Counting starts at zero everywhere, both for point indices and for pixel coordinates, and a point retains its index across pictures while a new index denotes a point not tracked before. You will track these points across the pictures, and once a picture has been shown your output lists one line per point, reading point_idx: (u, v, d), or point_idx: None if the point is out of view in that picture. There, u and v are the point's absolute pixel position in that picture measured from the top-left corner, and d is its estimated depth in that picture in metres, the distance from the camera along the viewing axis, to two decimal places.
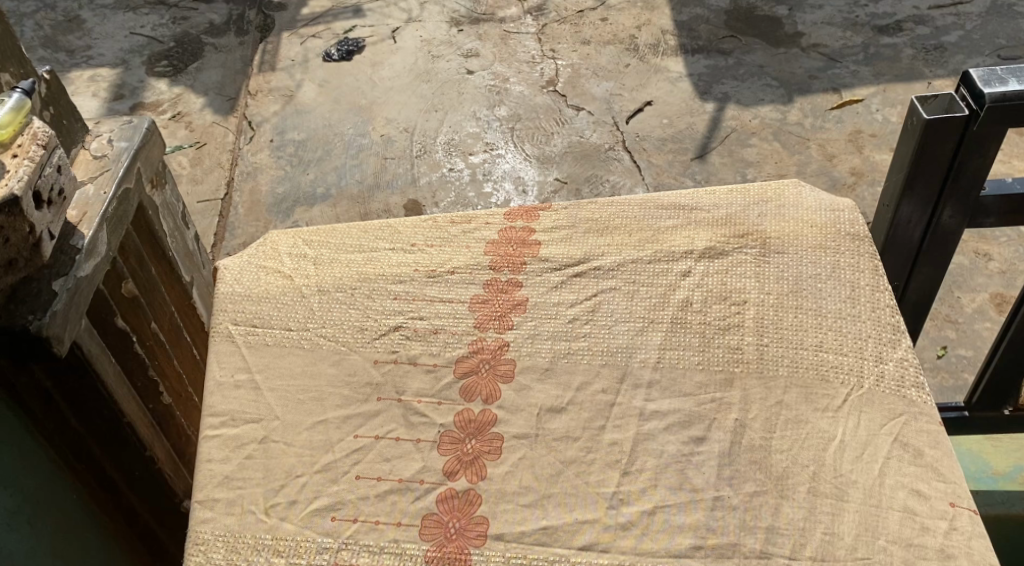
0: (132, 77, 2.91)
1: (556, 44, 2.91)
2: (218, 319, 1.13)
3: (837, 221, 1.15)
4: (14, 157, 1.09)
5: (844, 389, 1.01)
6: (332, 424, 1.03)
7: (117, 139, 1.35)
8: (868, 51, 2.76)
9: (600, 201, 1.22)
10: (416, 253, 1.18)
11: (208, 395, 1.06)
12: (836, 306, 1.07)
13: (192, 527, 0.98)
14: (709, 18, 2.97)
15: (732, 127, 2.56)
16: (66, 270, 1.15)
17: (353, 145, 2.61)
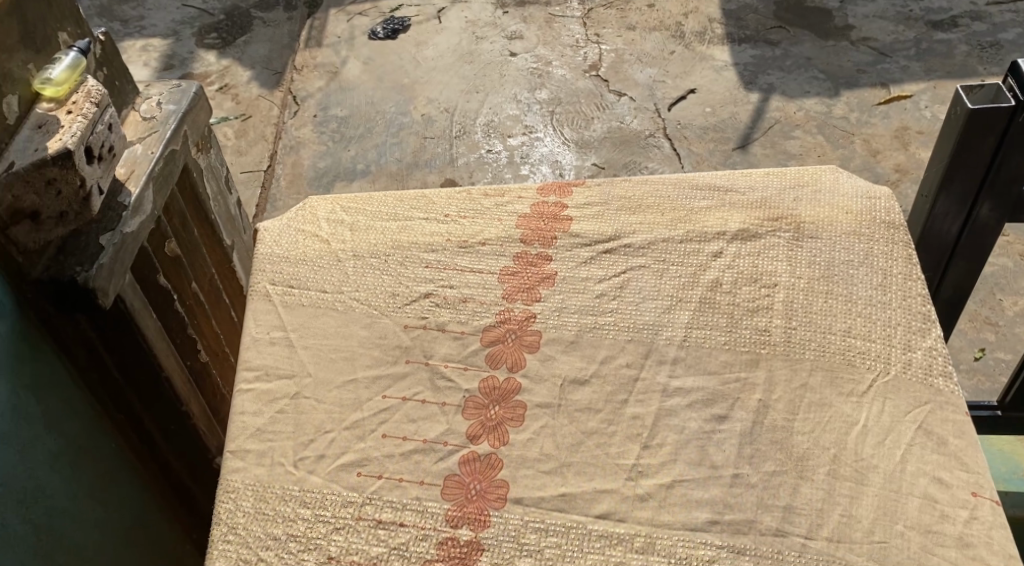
0: (182, 48, 2.96)
1: (601, 29, 2.91)
2: (256, 279, 1.15)
3: (872, 209, 1.15)
4: (68, 113, 1.14)
5: (870, 375, 1.01)
6: (360, 383, 1.05)
7: (166, 102, 1.38)
8: (920, 47, 2.72)
9: (634, 181, 1.23)
10: (449, 224, 1.20)
11: (243, 350, 1.09)
12: (867, 293, 1.07)
13: (224, 475, 1.01)
14: (758, 8, 2.94)
15: (776, 119, 2.54)
16: (113, 226, 1.18)
17: (394, 123, 2.63)
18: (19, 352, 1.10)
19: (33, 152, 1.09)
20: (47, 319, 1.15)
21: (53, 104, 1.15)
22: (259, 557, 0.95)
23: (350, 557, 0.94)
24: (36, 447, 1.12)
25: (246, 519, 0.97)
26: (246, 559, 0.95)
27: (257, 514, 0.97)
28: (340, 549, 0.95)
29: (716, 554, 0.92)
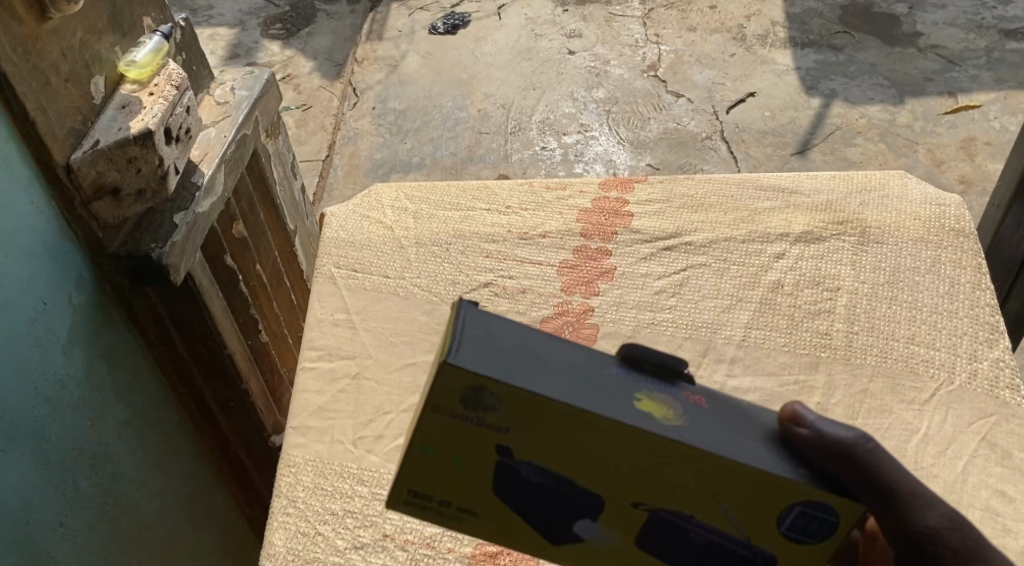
0: (248, 38, 3.01)
1: (661, 29, 2.89)
2: (322, 262, 1.18)
3: (941, 215, 1.13)
4: (150, 95, 1.17)
5: (933, 384, 1.00)
6: (420, 366, 1.07)
7: (240, 88, 1.41)
8: (992, 56, 2.67)
9: (696, 179, 1.23)
10: (510, 215, 1.21)
11: (307, 330, 1.12)
12: (933, 300, 1.06)
13: (286, 450, 1.03)
14: (823, 12, 2.89)
15: (836, 125, 2.51)
16: (186, 206, 1.21)
17: (450, 118, 2.65)
18: (93, 322, 1.15)
19: (117, 131, 1.12)
20: (121, 292, 1.20)
21: (136, 86, 1.19)
22: (316, 530, 0.97)
23: (404, 536, 0.96)
24: (106, 414, 1.16)
25: (305, 493, 0.99)
26: (304, 532, 0.97)
27: (317, 489, 0.99)
28: (395, 527, 0.96)
29: None
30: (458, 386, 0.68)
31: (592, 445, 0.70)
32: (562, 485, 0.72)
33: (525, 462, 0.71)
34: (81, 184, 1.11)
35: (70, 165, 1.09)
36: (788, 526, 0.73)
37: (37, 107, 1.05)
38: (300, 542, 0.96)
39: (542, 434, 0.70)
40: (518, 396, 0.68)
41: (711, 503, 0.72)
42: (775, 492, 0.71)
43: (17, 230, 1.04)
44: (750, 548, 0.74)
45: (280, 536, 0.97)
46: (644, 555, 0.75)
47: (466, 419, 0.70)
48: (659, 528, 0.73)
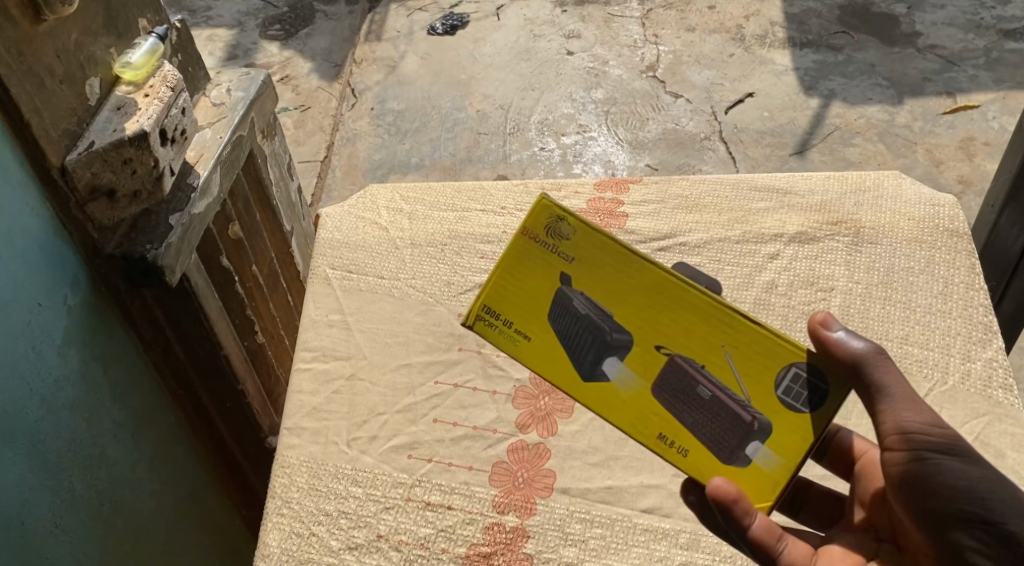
0: (246, 39, 3.01)
1: (660, 30, 2.89)
2: (318, 263, 1.19)
3: (936, 216, 1.13)
4: (145, 97, 1.17)
5: (927, 384, 1.00)
6: (414, 367, 1.07)
7: (235, 89, 1.41)
8: (991, 56, 2.67)
9: (691, 179, 1.23)
10: (505, 216, 1.21)
11: (302, 331, 1.12)
12: (927, 301, 1.06)
13: (280, 451, 1.03)
14: (822, 12, 2.89)
15: (835, 125, 2.51)
16: (181, 206, 1.21)
17: (449, 118, 2.65)
18: (89, 323, 1.15)
19: (112, 132, 1.13)
20: (117, 294, 1.20)
21: (131, 87, 1.19)
22: (310, 531, 0.97)
23: (398, 537, 0.96)
24: (102, 416, 1.16)
25: (299, 494, 0.99)
26: (298, 532, 0.97)
27: (311, 489, 1.00)
28: (389, 528, 0.96)
29: None
30: (547, 219, 0.96)
31: (628, 289, 0.92)
32: (600, 319, 0.93)
33: (578, 293, 0.94)
34: (76, 186, 1.11)
35: (65, 166, 1.10)
36: (785, 388, 0.89)
37: (32, 110, 1.05)
38: (295, 543, 0.96)
39: (595, 275, 0.93)
40: (589, 232, 0.94)
41: (719, 354, 0.91)
42: (772, 358, 0.89)
43: (12, 232, 1.04)
44: (748, 409, 0.90)
45: (274, 536, 0.97)
46: (658, 401, 0.92)
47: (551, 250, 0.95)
48: (675, 371, 0.91)
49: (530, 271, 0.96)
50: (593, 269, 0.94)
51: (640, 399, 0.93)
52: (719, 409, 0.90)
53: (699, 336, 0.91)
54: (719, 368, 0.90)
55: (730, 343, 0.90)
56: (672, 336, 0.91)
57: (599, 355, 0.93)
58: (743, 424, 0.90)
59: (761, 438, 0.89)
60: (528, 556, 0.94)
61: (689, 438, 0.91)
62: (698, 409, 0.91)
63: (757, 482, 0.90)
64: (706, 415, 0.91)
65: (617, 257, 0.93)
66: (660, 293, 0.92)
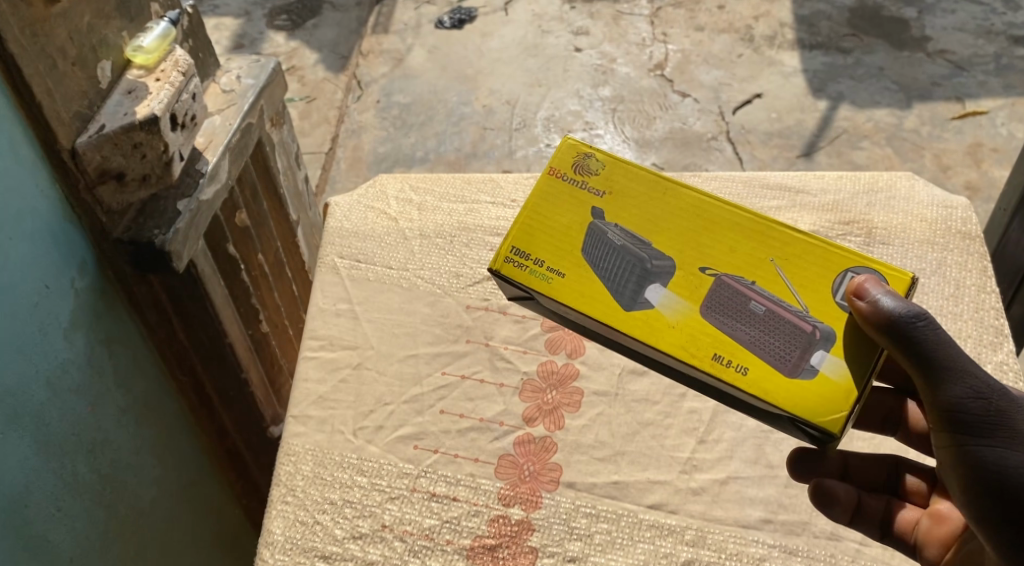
0: (253, 28, 3.00)
1: (668, 28, 2.88)
2: (326, 251, 1.19)
3: (948, 218, 1.13)
4: (156, 81, 1.17)
5: None
6: (422, 358, 1.08)
7: (245, 76, 1.41)
8: (1000, 62, 2.66)
9: (703, 176, 1.23)
10: (514, 209, 1.22)
11: (310, 320, 1.12)
12: (938, 303, 1.07)
13: (285, 438, 1.04)
14: (832, 14, 2.88)
15: (843, 128, 2.50)
16: (190, 192, 1.21)
17: (455, 113, 2.65)
18: (93, 307, 1.15)
19: (123, 116, 1.12)
20: (123, 278, 1.20)
21: (143, 71, 1.18)
22: (315, 519, 0.97)
23: (403, 527, 0.96)
24: (107, 401, 1.16)
25: (304, 482, 1.00)
26: (302, 521, 0.97)
27: (317, 478, 1.00)
28: (394, 518, 0.97)
29: (767, 552, 0.93)
30: (575, 155, 0.96)
31: (671, 218, 0.93)
32: (637, 246, 0.92)
33: (612, 224, 0.93)
34: (86, 169, 1.11)
35: (76, 149, 1.09)
36: (843, 289, 0.89)
37: (44, 91, 1.05)
38: (299, 531, 0.97)
39: (630, 208, 0.94)
40: (618, 166, 0.96)
41: (762, 259, 0.91)
42: (817, 263, 0.90)
43: (20, 213, 1.04)
44: (801, 302, 0.89)
45: (279, 524, 0.97)
46: (707, 324, 0.90)
47: (576, 182, 0.95)
48: (725, 289, 0.90)
49: (558, 210, 0.95)
50: (620, 196, 0.94)
51: (693, 320, 0.90)
52: (777, 323, 0.89)
53: (741, 242, 0.92)
54: (767, 273, 0.90)
55: (779, 250, 0.91)
56: (717, 250, 0.92)
57: (639, 284, 0.91)
58: (805, 334, 0.89)
59: (826, 345, 0.88)
60: (532, 550, 0.94)
61: (748, 356, 0.89)
62: (752, 324, 0.90)
63: (824, 397, 0.88)
64: (763, 330, 0.89)
65: (650, 184, 0.94)
66: (692, 212, 0.93)
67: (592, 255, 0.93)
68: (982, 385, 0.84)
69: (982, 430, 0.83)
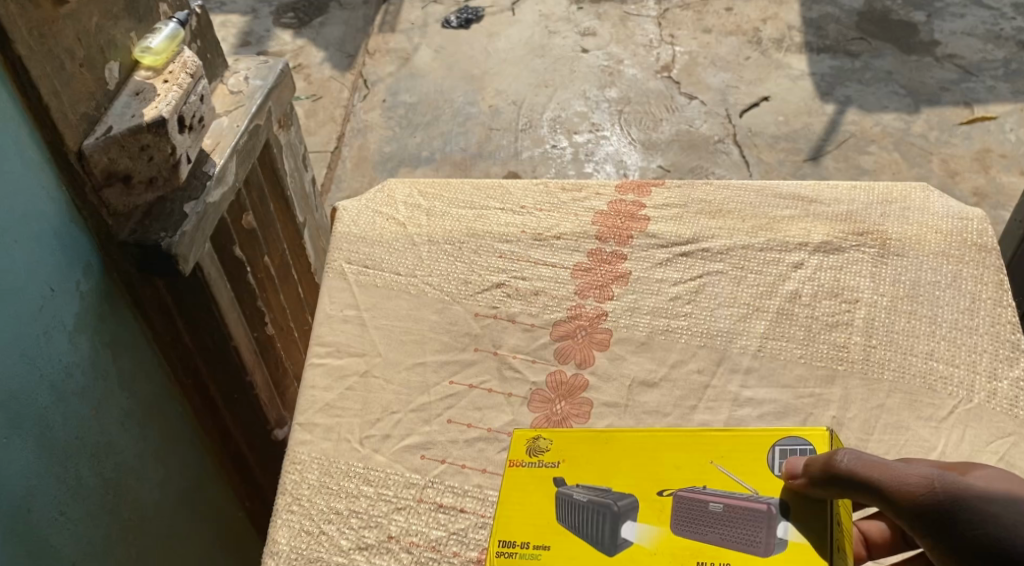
0: (260, 26, 2.99)
1: (676, 30, 2.87)
2: (334, 257, 1.18)
3: (964, 229, 1.12)
4: (164, 83, 1.15)
5: (951, 401, 0.99)
6: (430, 366, 1.07)
7: (253, 77, 1.40)
8: (1009, 68, 2.64)
9: (715, 184, 1.22)
10: (524, 215, 1.21)
11: (317, 326, 1.12)
12: (953, 316, 1.05)
13: (291, 446, 1.03)
14: (840, 17, 2.86)
15: (851, 132, 2.49)
16: (197, 195, 1.19)
17: (460, 113, 2.63)
18: (98, 310, 1.14)
19: (130, 118, 1.11)
20: (128, 280, 1.19)
21: (151, 73, 1.17)
22: (320, 529, 0.96)
23: (409, 538, 0.95)
24: (111, 404, 1.15)
25: (310, 491, 0.99)
26: (308, 530, 0.96)
27: (322, 487, 0.99)
28: (400, 529, 0.96)
29: None
30: (525, 442, 0.95)
31: (622, 457, 0.91)
32: (604, 494, 0.88)
33: (578, 484, 0.90)
34: (93, 171, 1.10)
35: (82, 151, 1.08)
36: (778, 466, 0.86)
37: (51, 92, 1.04)
38: (304, 540, 0.96)
39: (583, 465, 0.91)
40: (563, 435, 0.95)
41: (704, 464, 0.89)
42: (747, 446, 0.89)
43: (26, 215, 1.03)
44: (750, 486, 0.85)
45: (284, 533, 0.96)
46: (684, 536, 0.84)
47: (531, 462, 0.93)
48: (683, 505, 0.86)
49: (519, 495, 0.91)
50: (568, 459, 0.92)
51: (670, 539, 0.84)
52: (739, 516, 0.83)
53: (679, 454, 0.90)
54: (712, 478, 0.87)
55: (719, 451, 0.89)
56: (665, 472, 0.89)
57: (614, 527, 0.86)
58: (762, 513, 0.83)
59: (784, 515, 0.83)
60: None
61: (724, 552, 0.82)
62: (720, 525, 0.84)
63: (807, 559, 0.80)
64: (728, 529, 0.83)
65: (594, 440, 0.93)
66: (643, 450, 0.91)
67: (564, 510, 0.89)
68: (921, 481, 0.77)
69: (951, 520, 0.75)
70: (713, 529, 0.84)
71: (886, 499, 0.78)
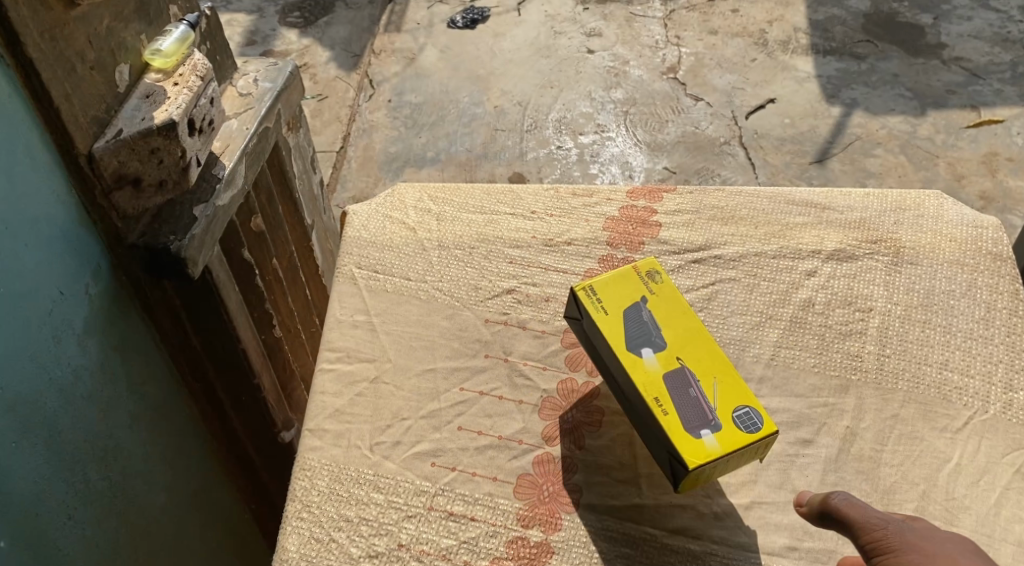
0: (265, 25, 2.98)
1: (682, 32, 2.86)
2: (344, 261, 1.17)
3: (978, 238, 1.11)
4: (175, 85, 1.15)
5: (967, 412, 0.99)
6: (440, 373, 1.06)
7: (263, 80, 1.39)
8: (1016, 71, 2.63)
9: (727, 190, 1.21)
10: (535, 221, 1.20)
11: (327, 331, 1.11)
12: (967, 325, 1.05)
13: (301, 452, 1.02)
14: (847, 20, 2.85)
15: (857, 135, 2.48)
16: (206, 198, 1.19)
17: (466, 113, 2.63)
18: (107, 313, 1.13)
19: (140, 121, 1.11)
20: (137, 283, 1.18)
21: (161, 75, 1.17)
22: (330, 536, 0.96)
23: (419, 546, 0.95)
24: (119, 407, 1.15)
25: (320, 498, 0.98)
26: (318, 538, 0.96)
27: (332, 494, 0.99)
28: (410, 537, 0.95)
29: None
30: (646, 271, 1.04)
31: (687, 333, 0.99)
32: (654, 328, 0.99)
33: (648, 312, 1.00)
34: (102, 174, 1.09)
35: (92, 154, 1.08)
36: (745, 422, 0.93)
37: (63, 95, 1.03)
38: (314, 548, 0.95)
39: (666, 314, 1.00)
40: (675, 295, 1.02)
41: (707, 375, 0.96)
42: (736, 391, 0.95)
43: (37, 219, 1.02)
44: (712, 411, 0.93)
45: (293, 540, 0.96)
46: (664, 383, 0.95)
47: (647, 280, 1.03)
48: (684, 372, 0.96)
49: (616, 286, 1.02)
50: (662, 297, 1.01)
51: (652, 379, 0.95)
52: (696, 404, 0.94)
53: (708, 359, 0.97)
54: (706, 384, 0.95)
55: (725, 377, 0.96)
56: (693, 353, 0.98)
57: (644, 338, 0.98)
58: (706, 422, 0.93)
59: (712, 429, 0.92)
60: None
61: (671, 404, 0.94)
62: (680, 394, 0.94)
63: (683, 444, 0.91)
64: (687, 402, 0.94)
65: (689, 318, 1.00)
66: (703, 344, 0.99)
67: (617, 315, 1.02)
68: (874, 524, 0.84)
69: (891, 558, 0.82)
70: (677, 388, 0.95)
71: (851, 533, 0.85)
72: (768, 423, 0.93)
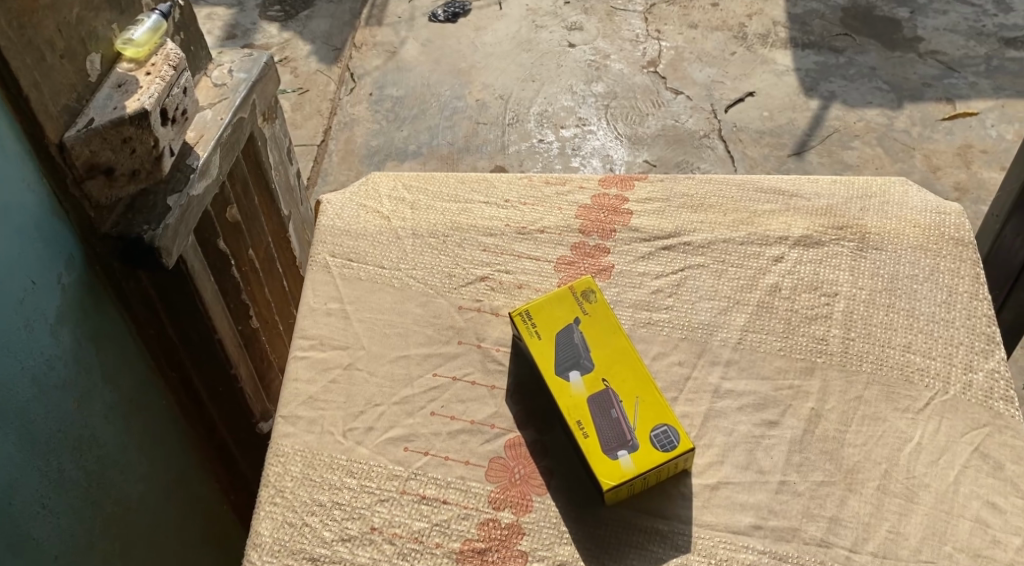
0: (246, 19, 2.98)
1: (662, 25, 2.87)
2: (318, 250, 1.18)
3: (940, 223, 1.14)
4: (147, 75, 1.15)
5: (928, 393, 1.01)
6: (413, 359, 1.07)
7: (238, 70, 1.39)
8: (991, 64, 2.66)
9: (698, 178, 1.23)
10: (508, 209, 1.21)
11: (301, 318, 1.12)
12: (930, 309, 1.07)
13: (275, 439, 1.03)
14: (825, 14, 2.87)
15: (834, 127, 2.51)
16: (180, 187, 1.19)
17: (447, 107, 2.63)
18: (80, 303, 1.14)
19: (112, 110, 1.11)
20: (112, 273, 1.19)
21: (133, 65, 1.17)
22: (303, 521, 0.97)
23: (392, 530, 0.96)
24: (93, 398, 1.15)
25: (293, 483, 0.99)
26: (291, 522, 0.97)
27: (306, 479, 1.00)
28: (383, 521, 0.96)
29: (757, 558, 0.93)
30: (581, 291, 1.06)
31: (614, 351, 1.01)
32: (583, 351, 1.01)
33: (581, 334, 1.02)
34: (74, 163, 1.10)
35: (63, 143, 1.08)
36: (660, 441, 0.94)
37: (32, 83, 1.03)
38: (287, 532, 0.96)
39: (595, 334, 1.02)
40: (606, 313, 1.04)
41: (629, 395, 0.98)
42: (657, 410, 0.96)
43: (7, 207, 1.02)
44: (631, 431, 0.95)
45: (267, 526, 0.97)
46: (587, 407, 0.97)
47: (580, 302, 1.05)
48: (605, 393, 0.98)
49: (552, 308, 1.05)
50: (593, 318, 1.03)
51: (576, 401, 0.97)
52: (617, 425, 0.95)
53: (632, 378, 0.99)
54: (627, 403, 0.97)
55: (648, 394, 0.98)
56: (616, 372, 0.99)
57: (573, 362, 1.00)
58: (624, 441, 0.94)
59: (628, 449, 0.94)
60: (522, 554, 0.94)
61: (593, 427, 0.96)
62: (606, 415, 0.96)
63: (600, 466, 0.93)
64: (609, 423, 0.96)
65: (614, 336, 1.02)
66: (630, 361, 1.00)
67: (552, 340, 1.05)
68: None
69: None
70: (601, 410, 0.97)
71: None
72: (684, 441, 0.94)
